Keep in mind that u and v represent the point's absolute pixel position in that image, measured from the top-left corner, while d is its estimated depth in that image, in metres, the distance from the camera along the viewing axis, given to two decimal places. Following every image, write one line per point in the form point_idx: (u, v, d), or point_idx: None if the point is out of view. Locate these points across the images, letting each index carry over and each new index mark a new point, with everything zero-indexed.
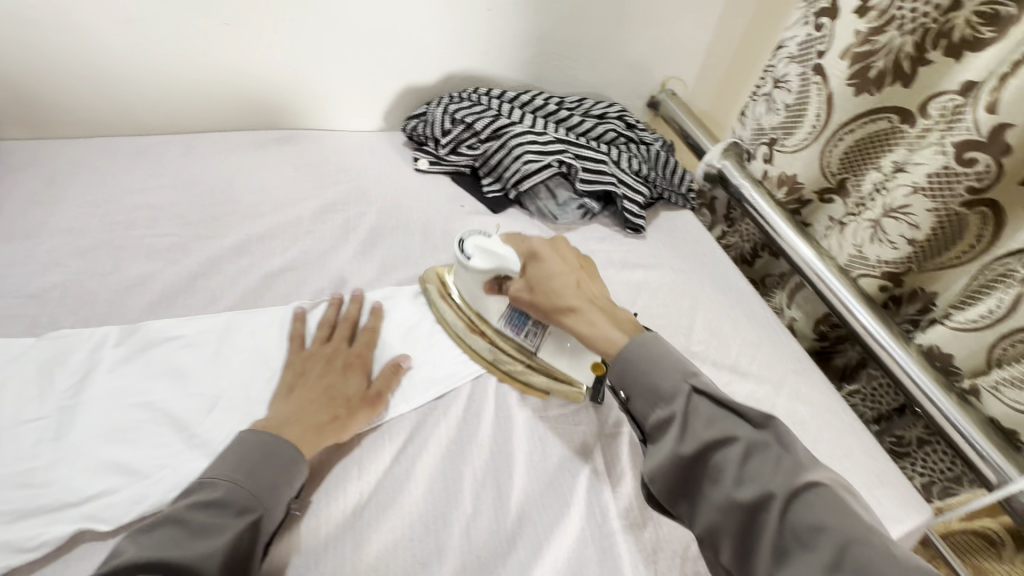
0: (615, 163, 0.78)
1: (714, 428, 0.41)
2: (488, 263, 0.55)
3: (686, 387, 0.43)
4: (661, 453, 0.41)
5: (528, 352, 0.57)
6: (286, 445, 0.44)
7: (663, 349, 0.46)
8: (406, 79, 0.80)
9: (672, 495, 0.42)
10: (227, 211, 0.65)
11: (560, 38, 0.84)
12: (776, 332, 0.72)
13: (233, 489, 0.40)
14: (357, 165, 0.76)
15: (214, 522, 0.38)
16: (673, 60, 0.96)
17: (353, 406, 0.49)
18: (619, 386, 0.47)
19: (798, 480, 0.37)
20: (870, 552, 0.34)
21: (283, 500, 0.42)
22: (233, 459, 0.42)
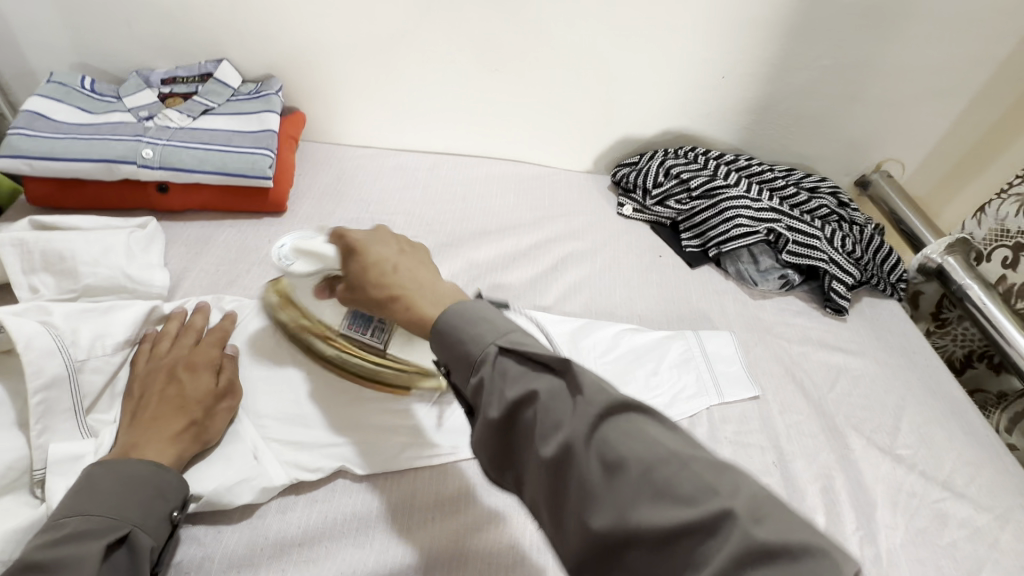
0: (828, 241, 0.76)
1: (517, 385, 0.37)
2: (310, 265, 0.50)
3: (493, 350, 0.39)
4: (478, 421, 0.38)
5: (375, 350, 0.53)
6: (139, 463, 0.41)
7: (475, 313, 0.41)
8: (625, 131, 0.86)
9: (495, 466, 0.39)
10: (462, 226, 0.75)
11: (784, 109, 0.85)
12: (1000, 458, 0.64)
13: (87, 522, 0.37)
14: (566, 201, 0.84)
15: (79, 553, 0.35)
16: (899, 143, 0.91)
17: (207, 406, 0.46)
18: (442, 359, 0.42)
19: (594, 414, 0.35)
20: (669, 470, 0.32)
21: (155, 517, 0.40)
22: (85, 493, 0.39)
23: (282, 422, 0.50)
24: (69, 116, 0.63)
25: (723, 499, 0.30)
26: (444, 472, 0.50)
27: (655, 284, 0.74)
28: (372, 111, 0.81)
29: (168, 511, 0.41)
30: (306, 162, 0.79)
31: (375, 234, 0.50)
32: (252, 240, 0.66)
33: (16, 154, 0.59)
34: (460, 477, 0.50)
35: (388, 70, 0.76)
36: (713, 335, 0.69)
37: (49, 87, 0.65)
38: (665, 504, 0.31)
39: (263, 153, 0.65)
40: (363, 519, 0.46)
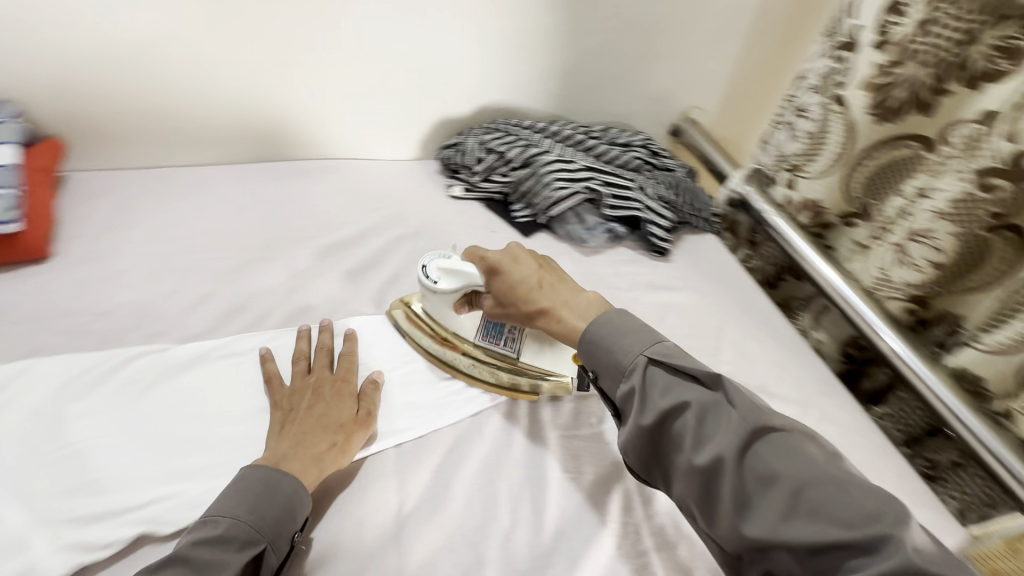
0: (641, 190, 0.81)
1: (670, 397, 0.44)
2: (455, 282, 0.56)
3: (642, 361, 0.46)
4: (628, 426, 0.45)
5: (510, 359, 0.59)
6: (289, 477, 0.44)
7: (629, 324, 0.49)
8: (441, 111, 0.86)
9: (645, 465, 0.46)
10: (277, 235, 0.70)
11: (587, 72, 0.89)
12: (802, 354, 0.73)
13: (235, 526, 0.41)
14: (393, 192, 0.81)
15: (217, 558, 0.39)
16: (696, 91, 0.99)
17: (348, 430, 0.50)
18: (588, 365, 0.51)
19: (757, 430, 0.40)
20: (819, 493, 0.37)
21: (286, 535, 0.43)
22: (230, 496, 0.43)
23: (60, 497, 0.44)
24: None
25: (882, 524, 0.34)
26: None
27: None
28: (153, 127, 0.73)
29: (294, 532, 0.44)
30: (79, 196, 0.69)
31: (511, 251, 0.57)
32: (10, 297, 0.57)
33: None
34: None
35: (154, 78, 0.68)
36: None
37: None
38: (816, 521, 0.36)
39: None
40: None
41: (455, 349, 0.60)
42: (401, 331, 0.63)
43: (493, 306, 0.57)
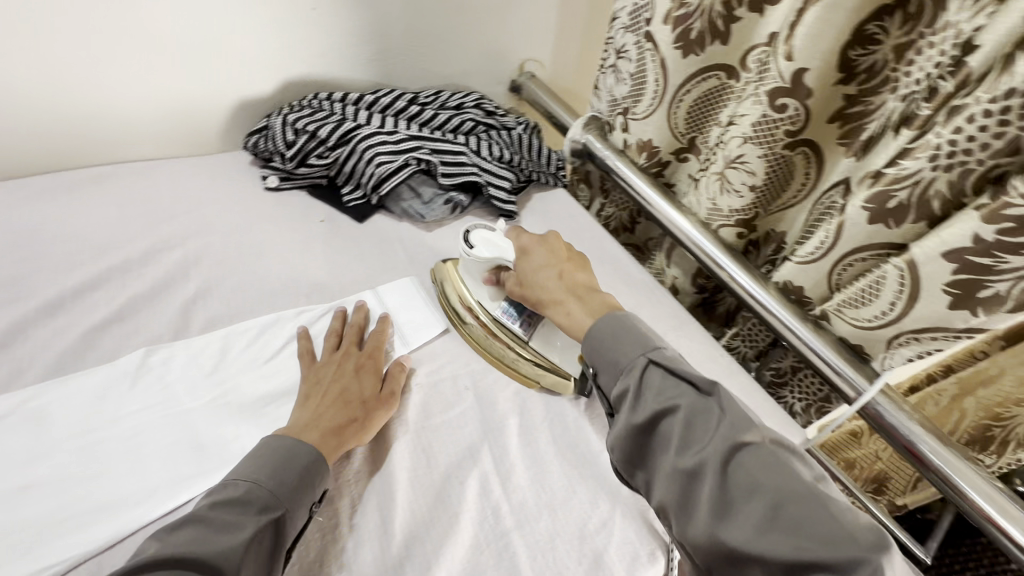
0: (476, 153, 0.77)
1: (662, 398, 0.43)
2: (492, 250, 0.59)
3: (642, 361, 0.46)
4: (619, 423, 0.44)
5: (520, 340, 0.59)
6: (304, 445, 0.45)
7: (633, 326, 0.49)
8: (237, 92, 0.74)
9: (629, 467, 0.44)
10: (32, 267, 0.57)
11: (401, 32, 0.81)
12: (654, 293, 0.75)
13: (256, 488, 0.41)
14: (194, 192, 0.70)
15: (234, 519, 0.39)
16: (526, 42, 0.96)
17: (369, 406, 0.50)
18: (590, 363, 0.49)
19: (739, 438, 0.39)
20: (801, 510, 0.35)
21: (304, 503, 0.43)
22: (253, 461, 0.43)
23: None
24: None
25: (860, 546, 0.33)
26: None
27: (320, 251, 0.67)
28: None
29: (311, 503, 0.43)
30: None
31: (550, 239, 0.60)
32: None
33: None
34: None
35: None
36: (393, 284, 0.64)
37: None
38: (793, 538, 0.34)
39: None
40: None
41: (473, 320, 0.61)
42: (439, 287, 0.65)
43: (514, 284, 0.58)
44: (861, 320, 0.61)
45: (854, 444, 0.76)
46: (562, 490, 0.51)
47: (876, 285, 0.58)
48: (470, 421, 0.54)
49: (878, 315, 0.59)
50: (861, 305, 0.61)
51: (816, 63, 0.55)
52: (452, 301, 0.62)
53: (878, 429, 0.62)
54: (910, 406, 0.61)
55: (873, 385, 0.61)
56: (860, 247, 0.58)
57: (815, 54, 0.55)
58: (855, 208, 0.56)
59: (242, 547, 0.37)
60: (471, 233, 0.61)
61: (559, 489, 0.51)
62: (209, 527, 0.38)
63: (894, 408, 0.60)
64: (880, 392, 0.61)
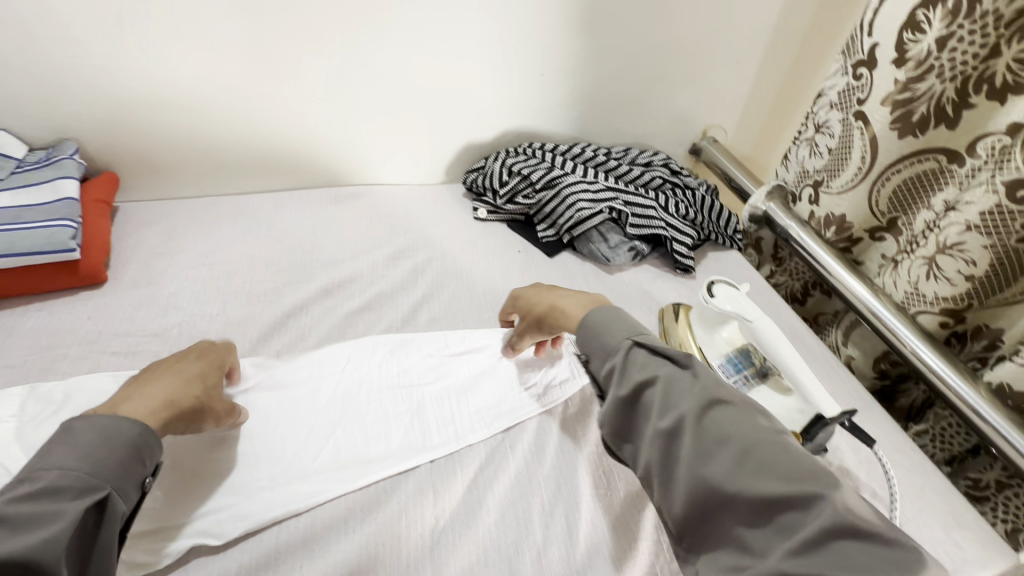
0: (663, 209, 0.83)
1: (645, 369, 0.44)
2: (731, 306, 0.61)
3: (625, 342, 0.47)
4: (607, 399, 0.45)
5: None
6: (128, 421, 0.41)
7: (613, 314, 0.50)
8: (467, 137, 0.89)
9: (615, 438, 0.45)
10: (313, 258, 0.73)
11: (607, 95, 0.91)
12: (840, 369, 0.70)
13: (65, 476, 0.37)
14: (422, 215, 0.84)
15: (48, 510, 0.36)
16: (715, 110, 1.01)
17: (211, 393, 0.49)
18: (581, 351, 0.50)
19: (711, 398, 0.41)
20: (768, 453, 0.38)
21: (133, 481, 0.40)
22: (63, 449, 0.39)
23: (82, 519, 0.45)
24: None
25: (820, 484, 0.36)
26: (317, 498, 0.49)
27: (518, 277, 0.76)
28: (199, 160, 0.78)
29: (141, 477, 0.41)
30: (130, 224, 0.73)
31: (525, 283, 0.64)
32: (70, 318, 0.61)
33: None
34: (328, 517, 0.48)
35: (198, 115, 0.73)
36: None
37: None
38: (767, 479, 0.37)
39: (64, 224, 0.61)
40: None
41: None
42: (663, 325, 0.70)
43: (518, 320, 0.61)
44: None
45: None
46: None
47: None
48: None
49: None
50: None
51: None
52: (671, 337, 0.68)
53: None
54: None
55: None
56: None
57: None
58: None
59: (62, 539, 0.35)
60: (715, 285, 0.64)
61: None
62: (8, 528, 0.34)
63: None
64: None
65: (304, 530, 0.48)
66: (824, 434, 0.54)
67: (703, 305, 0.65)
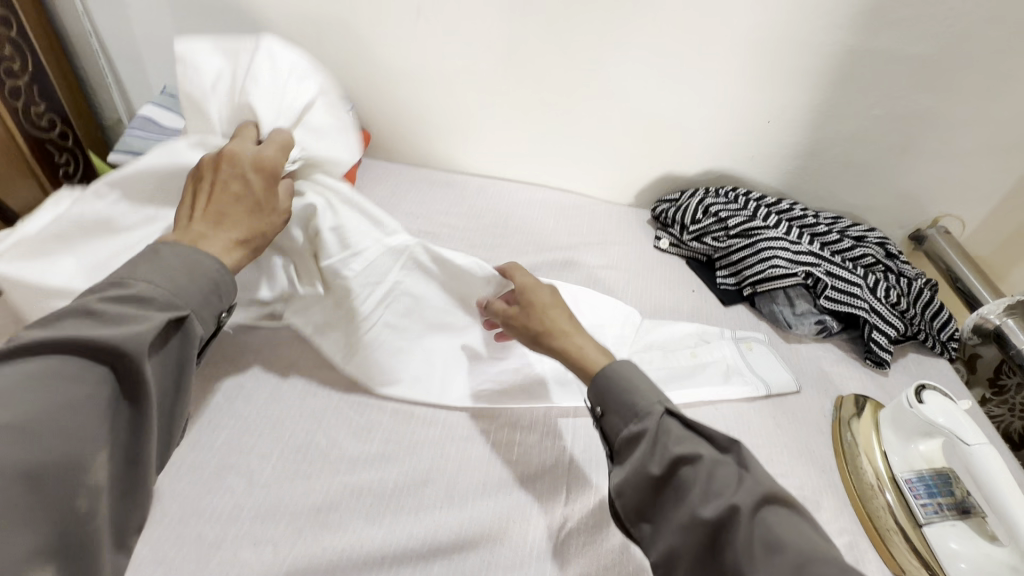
0: (870, 290, 0.74)
1: (683, 444, 0.40)
2: (944, 419, 0.53)
3: (658, 409, 0.43)
4: (632, 468, 0.41)
5: (914, 519, 0.53)
6: (210, 259, 0.43)
7: (642, 373, 0.46)
8: (668, 167, 0.89)
9: (637, 513, 0.41)
10: (500, 245, 0.79)
11: (833, 157, 0.85)
12: None
13: (152, 290, 0.39)
14: (605, 230, 0.86)
15: (132, 314, 0.38)
16: (959, 199, 0.88)
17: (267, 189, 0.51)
18: (595, 402, 0.46)
19: (757, 494, 0.37)
20: (826, 568, 0.34)
21: (208, 312, 0.42)
22: (151, 268, 0.41)
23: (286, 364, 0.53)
24: (173, 122, 0.74)
25: None
26: (464, 453, 0.53)
27: (686, 317, 0.75)
28: (432, 137, 0.89)
29: (214, 314, 0.43)
30: (368, 177, 0.87)
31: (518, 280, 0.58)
32: None
33: (126, 150, 0.70)
34: (472, 477, 0.52)
35: (446, 98, 0.84)
36: (748, 339, 0.71)
37: (162, 98, 0.76)
38: None
39: None
40: (378, 498, 0.49)
41: (864, 464, 0.57)
42: (837, 416, 0.64)
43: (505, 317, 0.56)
44: None
45: None
46: None
47: None
48: None
49: None
50: None
51: None
52: (849, 433, 0.61)
53: None
54: None
55: None
56: None
57: None
58: None
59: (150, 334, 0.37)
60: (924, 390, 0.56)
61: None
62: (100, 319, 0.36)
63: None
64: None
65: (445, 474, 0.51)
66: None
67: (902, 410, 0.57)
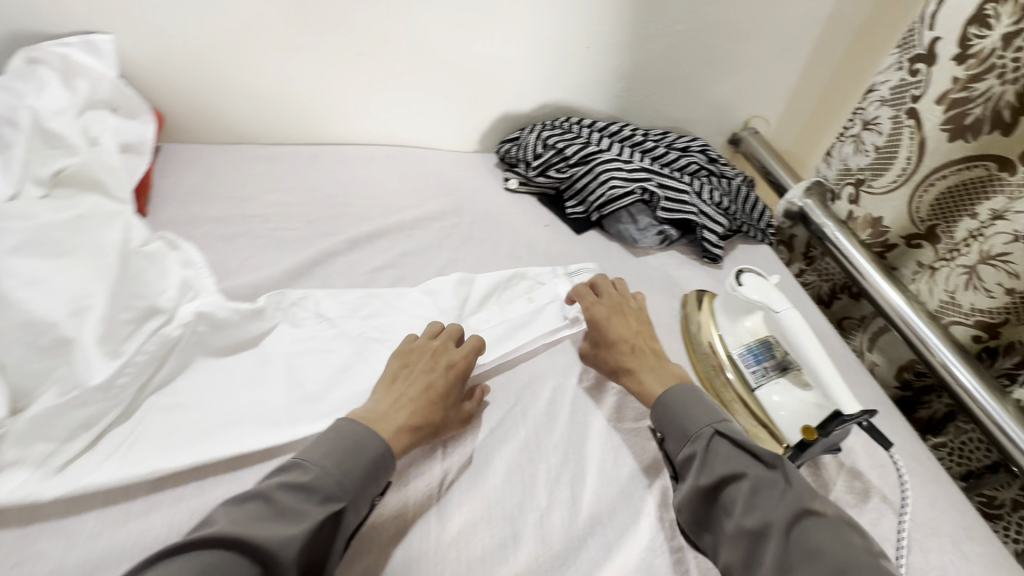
0: (697, 195, 0.81)
1: (729, 464, 0.46)
2: (759, 293, 0.60)
3: (708, 431, 0.49)
4: (685, 486, 0.47)
5: (748, 387, 0.60)
6: (373, 439, 0.47)
7: (699, 398, 0.53)
8: (503, 107, 0.88)
9: (698, 526, 0.47)
10: (342, 212, 0.74)
11: (650, 75, 0.89)
12: (861, 375, 0.69)
13: (324, 477, 0.43)
14: (453, 181, 0.84)
15: (299, 507, 0.41)
16: (760, 100, 0.98)
17: (429, 358, 0.55)
18: (657, 428, 0.53)
19: (799, 508, 0.43)
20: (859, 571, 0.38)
21: (364, 499, 0.45)
22: (327, 445, 0.45)
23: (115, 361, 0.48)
24: None
25: None
26: None
27: (542, 251, 0.76)
28: (241, 107, 0.79)
29: (373, 495, 0.45)
30: (171, 164, 0.75)
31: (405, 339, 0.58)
32: None
33: None
34: None
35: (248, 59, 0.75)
36: (581, 271, 0.72)
37: None
38: None
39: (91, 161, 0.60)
40: None
41: (706, 350, 0.64)
42: (683, 315, 0.71)
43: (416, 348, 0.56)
44: None
45: None
46: None
47: None
48: None
49: None
50: None
51: None
52: (691, 325, 0.68)
53: None
54: None
55: None
56: None
57: None
58: None
59: (301, 540, 0.40)
60: (742, 274, 0.63)
61: None
62: (276, 510, 0.41)
63: None
64: None
65: None
66: (842, 433, 0.53)
67: (729, 294, 0.64)
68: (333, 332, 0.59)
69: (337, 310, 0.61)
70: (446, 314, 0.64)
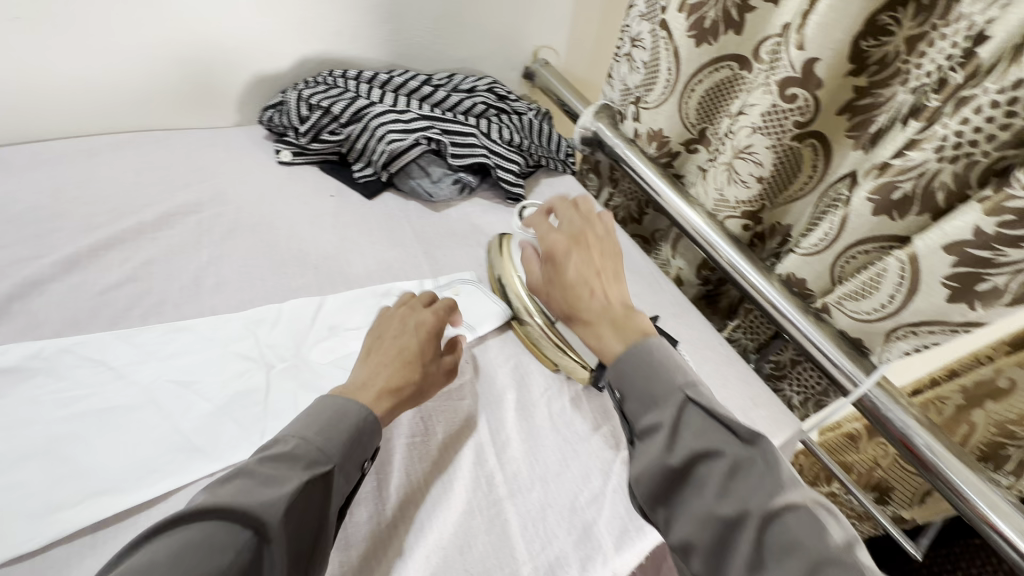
0: (485, 135, 0.78)
1: (704, 439, 0.39)
2: None
3: (680, 396, 0.41)
4: (648, 459, 0.40)
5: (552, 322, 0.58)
6: (354, 406, 0.45)
7: (663, 354, 0.44)
8: (255, 69, 0.76)
9: (653, 501, 0.40)
10: (51, 226, 0.59)
11: (417, 12, 0.82)
12: (658, 282, 0.73)
13: (306, 445, 0.41)
14: (209, 164, 0.71)
15: (281, 472, 0.39)
16: (541, 30, 0.96)
17: (395, 324, 0.53)
18: (613, 385, 0.44)
19: (779, 500, 0.36)
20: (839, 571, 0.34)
21: (354, 461, 0.43)
22: (305, 420, 0.43)
23: None
24: None
25: None
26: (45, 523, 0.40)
27: (329, 225, 0.68)
28: None
29: (361, 461, 0.44)
30: None
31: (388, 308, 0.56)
32: None
33: None
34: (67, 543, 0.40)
35: None
36: (454, 285, 0.65)
37: None
38: None
39: None
40: None
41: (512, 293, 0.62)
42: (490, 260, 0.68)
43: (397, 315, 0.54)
44: (860, 312, 0.60)
45: (853, 447, 0.77)
46: (555, 464, 0.52)
47: (874, 277, 0.57)
48: (470, 391, 0.55)
49: (881, 306, 0.58)
50: (861, 298, 0.60)
51: (828, 52, 0.56)
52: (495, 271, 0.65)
53: (873, 423, 0.62)
54: (908, 403, 0.61)
55: (868, 376, 0.61)
56: (864, 238, 0.58)
57: (829, 43, 0.55)
58: (860, 198, 0.56)
59: (286, 501, 0.37)
60: None
61: (552, 466, 0.51)
62: (259, 478, 0.38)
63: (891, 404, 0.61)
64: (875, 385, 0.61)
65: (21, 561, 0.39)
66: None
67: None
68: (51, 379, 0.47)
69: (54, 348, 0.49)
70: (218, 327, 0.54)
